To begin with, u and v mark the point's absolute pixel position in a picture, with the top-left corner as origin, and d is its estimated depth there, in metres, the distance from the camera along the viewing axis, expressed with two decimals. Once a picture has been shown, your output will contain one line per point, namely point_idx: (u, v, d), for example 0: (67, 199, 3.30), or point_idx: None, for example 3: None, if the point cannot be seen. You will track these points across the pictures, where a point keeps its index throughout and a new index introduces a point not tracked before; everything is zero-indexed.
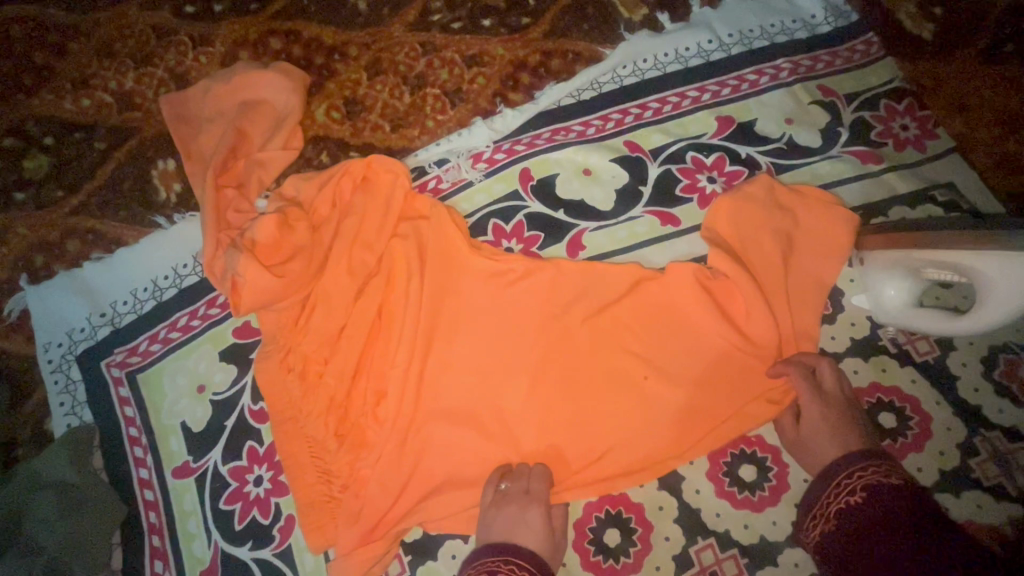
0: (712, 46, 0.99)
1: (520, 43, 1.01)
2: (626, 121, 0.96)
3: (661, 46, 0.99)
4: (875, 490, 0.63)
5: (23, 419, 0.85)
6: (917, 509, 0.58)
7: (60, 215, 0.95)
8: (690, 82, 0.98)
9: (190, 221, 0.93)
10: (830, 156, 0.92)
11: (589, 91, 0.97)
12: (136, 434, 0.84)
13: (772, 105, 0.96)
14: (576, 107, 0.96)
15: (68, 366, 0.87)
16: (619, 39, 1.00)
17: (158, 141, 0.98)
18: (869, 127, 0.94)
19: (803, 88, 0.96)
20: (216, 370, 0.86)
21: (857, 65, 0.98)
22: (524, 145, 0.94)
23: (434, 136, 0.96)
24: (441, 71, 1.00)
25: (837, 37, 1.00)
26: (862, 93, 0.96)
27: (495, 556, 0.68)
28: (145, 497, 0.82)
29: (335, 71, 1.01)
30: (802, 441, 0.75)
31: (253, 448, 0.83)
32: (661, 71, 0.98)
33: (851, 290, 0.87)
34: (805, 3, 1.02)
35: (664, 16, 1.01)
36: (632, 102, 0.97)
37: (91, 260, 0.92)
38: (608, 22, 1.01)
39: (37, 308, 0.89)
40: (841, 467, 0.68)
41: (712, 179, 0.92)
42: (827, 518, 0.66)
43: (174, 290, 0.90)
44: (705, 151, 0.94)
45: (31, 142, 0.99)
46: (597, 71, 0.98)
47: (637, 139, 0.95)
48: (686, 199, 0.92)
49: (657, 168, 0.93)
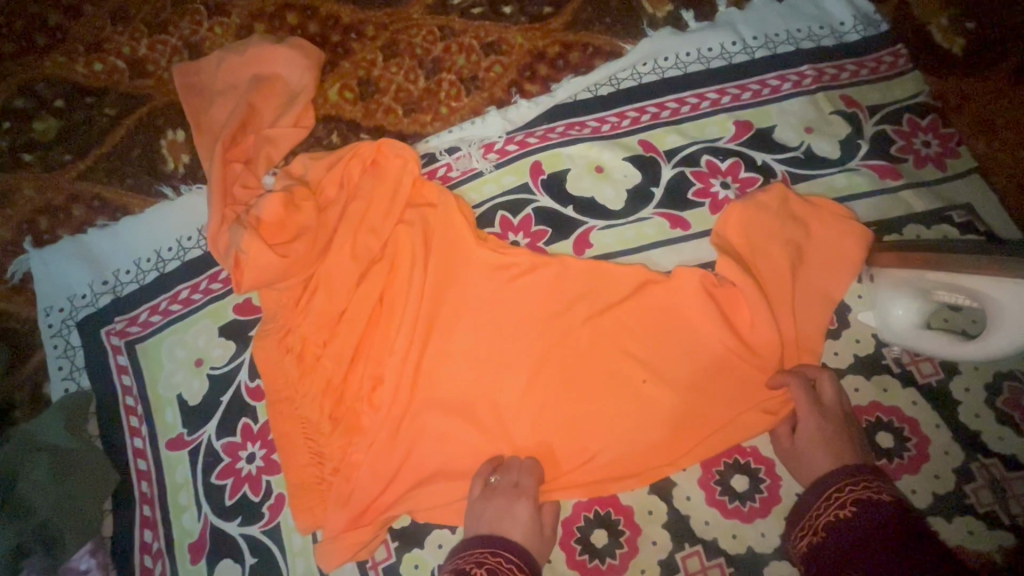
0: (736, 48, 0.97)
1: (540, 33, 0.99)
2: (643, 120, 0.94)
3: (683, 45, 0.97)
4: (864, 505, 0.62)
5: (21, 380, 0.86)
6: (905, 526, 0.58)
7: (66, 180, 0.94)
8: (710, 84, 0.96)
9: (196, 194, 0.92)
10: (847, 169, 0.91)
11: (607, 87, 0.96)
12: (133, 403, 0.84)
13: (792, 112, 0.94)
14: (593, 102, 0.95)
15: (68, 332, 0.87)
16: (641, 35, 0.98)
17: (168, 110, 0.97)
18: (890, 141, 0.92)
19: (825, 97, 0.94)
20: (215, 346, 0.86)
21: (882, 76, 0.96)
22: (537, 138, 0.93)
23: (447, 123, 0.95)
24: (458, 57, 0.98)
25: (865, 46, 0.98)
26: (885, 106, 0.94)
27: (482, 549, 0.68)
28: (138, 467, 0.82)
29: (350, 50, 1.00)
30: (798, 451, 0.75)
31: (248, 425, 0.83)
32: (681, 70, 0.96)
33: (858, 306, 0.86)
34: (834, 9, 1.00)
35: (689, 14, 0.99)
36: (650, 101, 0.95)
37: (96, 227, 0.92)
38: (631, 17, 0.99)
39: (40, 272, 0.89)
40: (834, 479, 0.68)
41: (725, 184, 0.91)
42: (815, 529, 0.66)
43: (176, 262, 0.89)
44: (721, 155, 0.92)
45: (41, 104, 0.98)
46: (617, 67, 0.96)
47: (653, 138, 0.93)
48: (698, 204, 0.91)
49: (670, 170, 0.92)
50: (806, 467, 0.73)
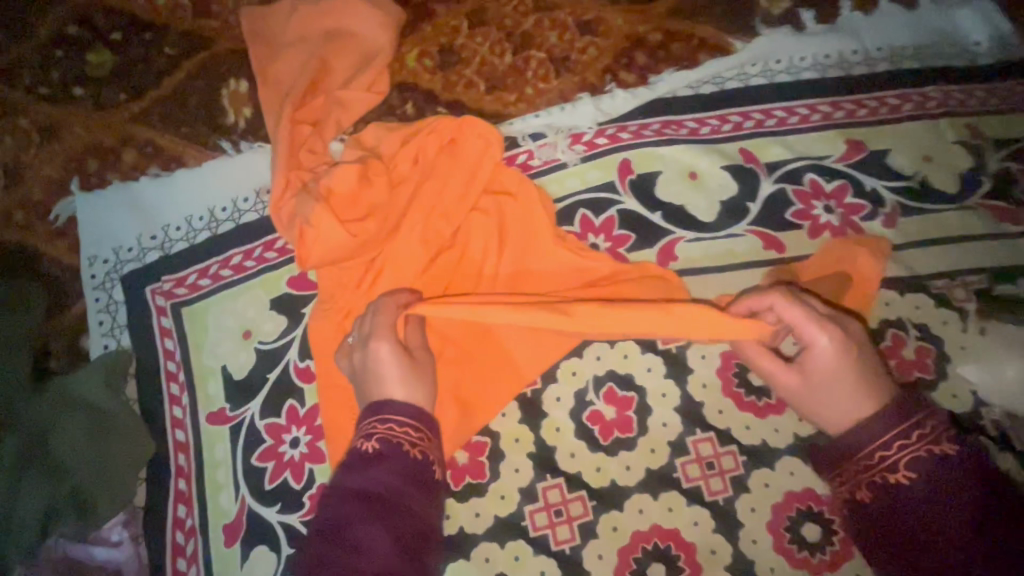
0: (857, 58, 0.88)
1: (642, 17, 0.90)
2: (746, 126, 0.86)
3: (799, 49, 0.88)
4: (928, 470, 0.54)
5: (59, 331, 0.81)
6: (998, 511, 0.50)
7: (119, 121, 0.88)
8: (824, 94, 0.87)
9: (257, 152, 0.85)
10: (964, 206, 0.83)
11: (712, 86, 0.87)
12: (174, 370, 0.79)
13: (910, 137, 0.85)
14: (695, 99, 0.86)
15: (111, 286, 0.82)
16: (754, 32, 0.89)
17: (232, 55, 0.90)
18: (1015, 181, 0.84)
19: (949, 124, 0.86)
20: (265, 319, 0.81)
21: (1015, 107, 0.87)
22: (629, 134, 0.85)
23: (532, 106, 0.87)
24: (550, 33, 0.90)
25: (1000, 72, 0.88)
26: (1014, 141, 0.86)
27: (373, 421, 0.63)
28: (176, 438, 0.77)
29: (433, 12, 0.91)
30: (814, 385, 0.63)
31: (294, 408, 0.78)
32: (794, 76, 0.88)
33: (959, 358, 0.77)
34: (969, 27, 0.90)
35: (809, 14, 0.90)
36: (756, 106, 0.87)
37: (147, 175, 0.85)
38: (744, 11, 0.90)
39: (87, 217, 0.83)
40: (883, 429, 0.57)
41: (828, 208, 0.83)
42: (859, 483, 0.58)
43: (230, 224, 0.83)
44: (827, 175, 0.85)
45: (97, 35, 0.91)
46: (725, 65, 0.87)
47: (754, 148, 0.85)
48: (796, 225, 0.83)
49: (770, 185, 0.84)
50: (826, 401, 0.62)
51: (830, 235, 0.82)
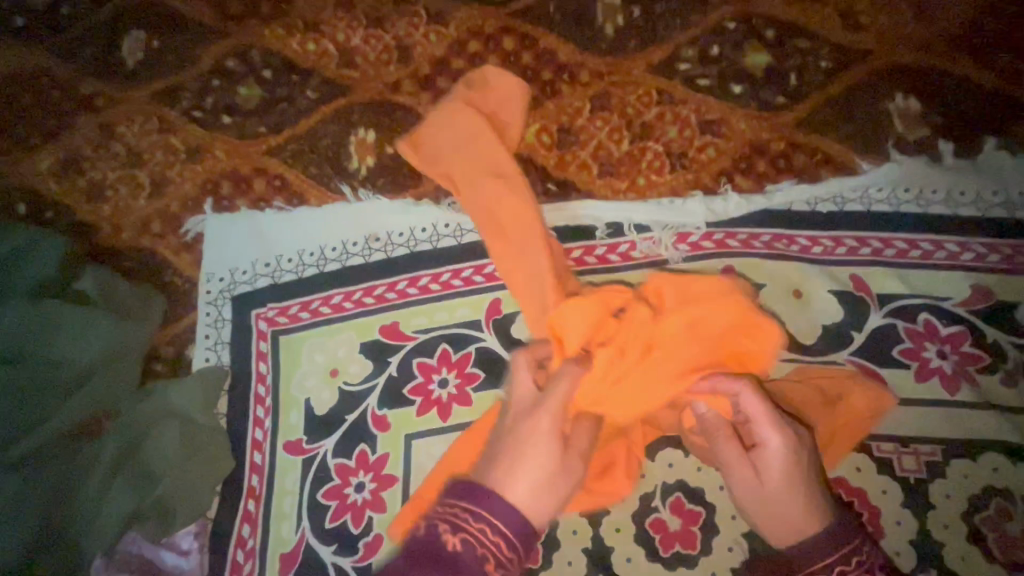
0: (995, 199, 0.83)
1: (767, 124, 0.89)
2: (862, 252, 0.83)
3: (930, 181, 0.85)
4: None
5: (169, 337, 0.87)
6: None
7: (256, 152, 0.95)
8: (953, 232, 0.83)
9: (373, 201, 0.90)
10: None
11: (831, 202, 0.85)
12: (262, 393, 0.84)
13: None
14: (811, 215, 0.85)
15: (222, 304, 0.88)
16: (883, 156, 0.87)
17: (366, 106, 0.96)
18: None
19: None
20: (353, 361, 0.84)
21: None
22: (737, 242, 0.84)
23: (641, 196, 0.88)
24: (669, 127, 0.91)
25: None
26: None
27: (458, 510, 0.57)
28: (252, 460, 0.81)
29: (558, 91, 0.94)
30: (763, 490, 0.64)
31: (365, 452, 0.80)
32: (922, 208, 0.84)
33: None
34: None
35: (946, 146, 0.87)
36: (875, 233, 0.84)
37: (272, 207, 0.92)
38: (876, 134, 0.88)
39: (213, 238, 0.91)
40: (820, 546, 0.59)
41: (942, 354, 0.79)
42: None
43: (337, 263, 0.88)
44: (944, 318, 0.80)
45: (251, 70, 0.99)
46: (847, 184, 0.85)
47: (867, 277, 0.82)
48: (903, 365, 0.79)
49: (879, 317, 0.81)
50: (780, 514, 0.63)
51: (939, 381, 0.78)
